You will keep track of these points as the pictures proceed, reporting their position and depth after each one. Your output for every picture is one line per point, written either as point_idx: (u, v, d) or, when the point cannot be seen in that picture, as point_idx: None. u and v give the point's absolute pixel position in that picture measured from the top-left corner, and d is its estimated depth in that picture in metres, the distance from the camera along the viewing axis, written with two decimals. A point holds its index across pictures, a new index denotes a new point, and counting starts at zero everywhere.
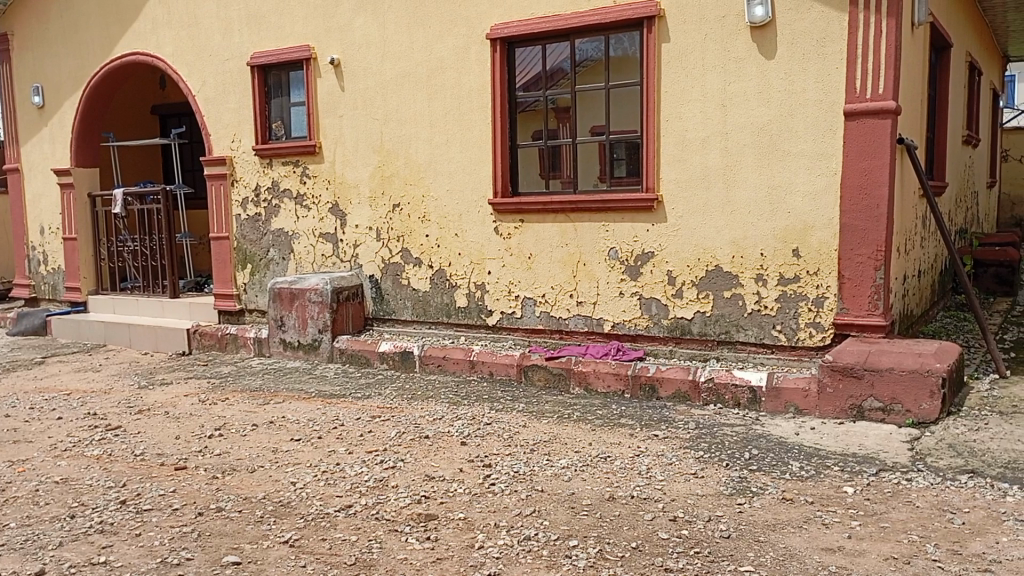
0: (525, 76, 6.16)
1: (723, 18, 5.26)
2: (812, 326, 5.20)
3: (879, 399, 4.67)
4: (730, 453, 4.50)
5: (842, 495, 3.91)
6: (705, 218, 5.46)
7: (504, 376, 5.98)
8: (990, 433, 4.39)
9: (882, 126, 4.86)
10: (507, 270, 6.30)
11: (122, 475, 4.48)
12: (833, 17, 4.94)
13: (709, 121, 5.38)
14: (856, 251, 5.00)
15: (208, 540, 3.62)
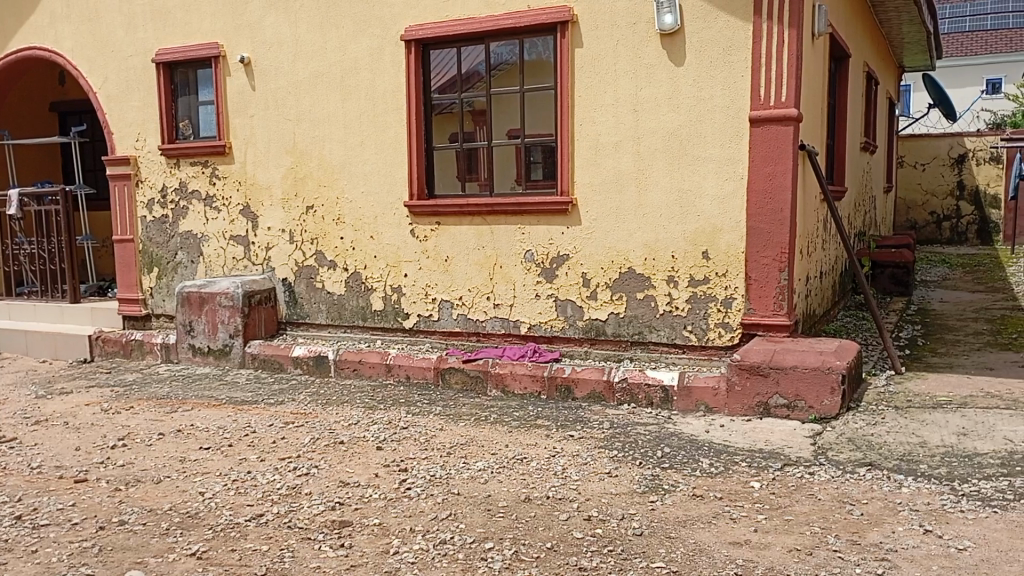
0: (440, 79, 6.15)
1: (634, 24, 5.36)
2: (720, 326, 5.35)
3: (783, 396, 4.84)
4: (642, 451, 4.59)
5: (749, 490, 4.04)
6: (619, 221, 5.56)
7: (421, 380, 5.94)
8: (886, 426, 4.60)
9: (785, 133, 5.02)
10: (423, 273, 6.27)
11: (18, 489, 4.27)
12: (737, 27, 5.09)
13: (621, 126, 5.48)
14: (761, 253, 5.16)
15: (108, 557, 3.46)
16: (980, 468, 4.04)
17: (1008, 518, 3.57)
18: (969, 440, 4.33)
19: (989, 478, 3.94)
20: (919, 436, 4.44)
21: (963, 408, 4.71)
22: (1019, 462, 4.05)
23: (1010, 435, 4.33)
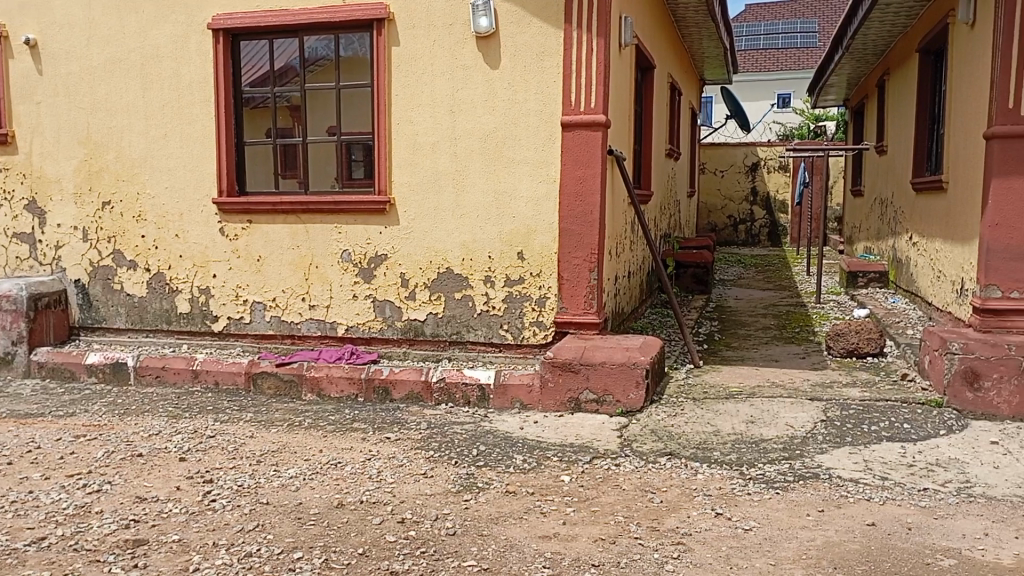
0: (251, 72, 5.92)
1: (450, 26, 5.38)
2: (535, 325, 5.48)
3: (593, 391, 5.02)
4: (458, 451, 4.61)
5: (559, 484, 4.16)
6: (437, 221, 5.56)
7: (231, 386, 5.67)
8: (685, 417, 4.89)
9: (594, 138, 5.21)
10: (234, 273, 6.00)
11: None
12: (549, 33, 5.22)
13: (438, 126, 5.48)
14: (573, 253, 5.33)
15: None
16: (765, 453, 4.38)
17: (787, 498, 3.89)
18: (756, 427, 4.69)
19: (773, 462, 4.28)
20: (713, 425, 4.76)
21: (752, 398, 5.09)
22: (798, 446, 4.43)
23: (791, 421, 4.72)
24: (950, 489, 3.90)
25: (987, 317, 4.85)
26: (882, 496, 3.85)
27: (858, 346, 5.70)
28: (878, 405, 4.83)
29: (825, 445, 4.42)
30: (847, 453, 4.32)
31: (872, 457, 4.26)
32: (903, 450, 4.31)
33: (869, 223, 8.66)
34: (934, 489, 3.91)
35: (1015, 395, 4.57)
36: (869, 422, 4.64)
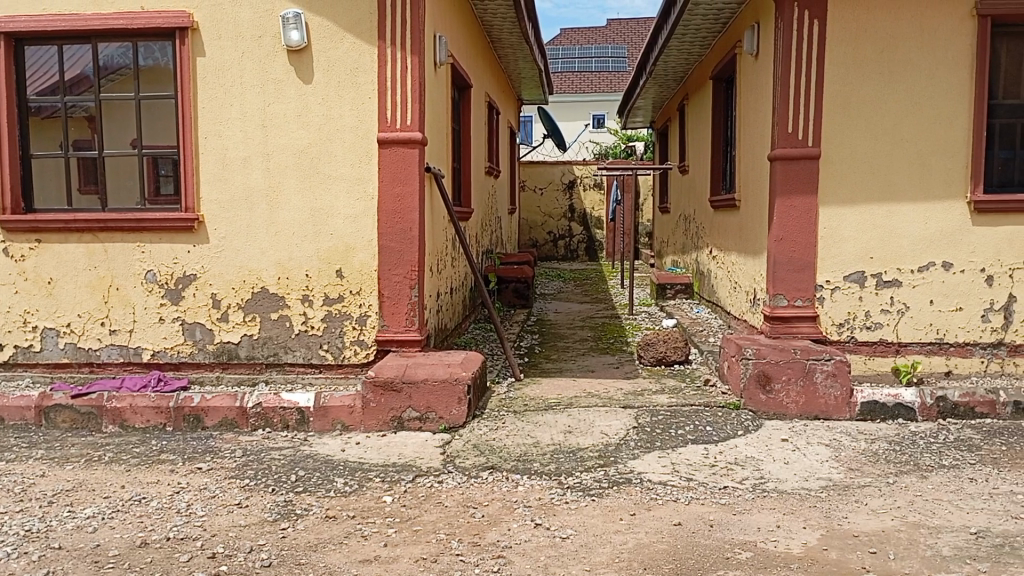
0: (38, 79, 5.46)
1: (259, 38, 5.22)
2: (356, 344, 5.39)
3: (416, 408, 5.00)
4: (275, 478, 4.44)
5: (381, 505, 4.10)
6: (250, 239, 5.36)
7: (18, 421, 5.17)
8: (506, 430, 4.98)
9: (411, 155, 5.21)
10: (21, 297, 5.49)
11: None
12: (363, 49, 5.18)
13: (249, 141, 5.29)
14: (393, 270, 5.29)
15: None
16: (582, 461, 4.54)
17: (602, 504, 4.05)
18: (573, 436, 4.85)
19: (590, 470, 4.44)
20: (533, 437, 4.87)
21: (570, 408, 5.26)
22: (612, 453, 4.62)
23: (606, 429, 4.92)
24: (747, 485, 4.20)
25: (777, 323, 5.32)
26: (688, 496, 4.09)
27: (666, 354, 6.03)
28: (685, 410, 5.13)
29: (637, 451, 4.63)
30: (657, 457, 4.55)
31: (679, 460, 4.52)
32: (706, 451, 4.60)
33: (675, 237, 9.18)
34: (733, 486, 4.20)
35: (802, 395, 4.98)
36: (676, 426, 4.91)
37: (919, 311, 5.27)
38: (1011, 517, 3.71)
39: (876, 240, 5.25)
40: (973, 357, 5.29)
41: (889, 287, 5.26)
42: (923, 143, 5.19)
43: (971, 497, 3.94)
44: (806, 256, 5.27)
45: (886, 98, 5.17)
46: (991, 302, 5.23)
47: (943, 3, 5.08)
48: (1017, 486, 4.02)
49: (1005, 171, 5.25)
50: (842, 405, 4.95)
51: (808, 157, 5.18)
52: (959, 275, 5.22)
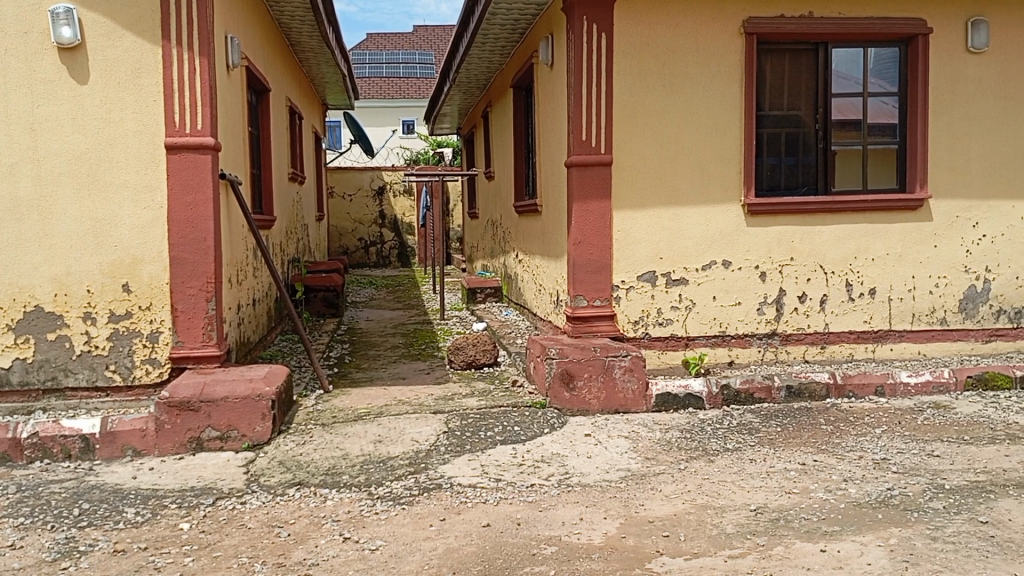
0: None
1: (24, 34, 4.77)
2: (147, 363, 5.03)
3: (215, 428, 4.75)
4: (55, 513, 4.06)
5: (177, 533, 3.85)
6: (20, 253, 4.89)
7: None
8: (313, 444, 4.84)
9: (203, 162, 4.95)
10: None
11: None
12: (145, 49, 4.87)
13: (15, 146, 4.82)
14: (187, 283, 5.00)
15: None
16: (392, 470, 4.50)
17: (412, 511, 4.03)
18: (383, 445, 4.80)
19: (399, 478, 4.41)
20: (342, 449, 4.77)
21: (379, 417, 5.19)
22: (423, 459, 4.62)
23: (416, 436, 4.90)
24: (553, 481, 4.34)
25: (578, 323, 5.54)
26: (496, 497, 4.16)
27: (475, 357, 6.11)
28: (493, 412, 5.21)
29: (447, 456, 4.66)
30: (466, 460, 4.59)
31: (488, 461, 4.58)
32: (514, 451, 4.70)
33: (484, 242, 9.33)
34: (539, 483, 4.31)
35: (603, 391, 5.21)
36: (485, 428, 4.98)
37: (704, 306, 5.66)
38: (784, 492, 4.07)
39: (665, 242, 5.59)
40: (752, 347, 5.75)
41: (678, 285, 5.62)
42: (703, 151, 5.58)
43: (751, 476, 4.27)
44: (602, 258, 5.52)
45: (668, 108, 5.52)
46: (765, 296, 5.71)
47: (714, 21, 5.50)
48: (790, 463, 4.41)
49: (773, 176, 5.75)
50: (640, 398, 5.24)
51: (601, 163, 5.43)
52: (738, 272, 5.67)
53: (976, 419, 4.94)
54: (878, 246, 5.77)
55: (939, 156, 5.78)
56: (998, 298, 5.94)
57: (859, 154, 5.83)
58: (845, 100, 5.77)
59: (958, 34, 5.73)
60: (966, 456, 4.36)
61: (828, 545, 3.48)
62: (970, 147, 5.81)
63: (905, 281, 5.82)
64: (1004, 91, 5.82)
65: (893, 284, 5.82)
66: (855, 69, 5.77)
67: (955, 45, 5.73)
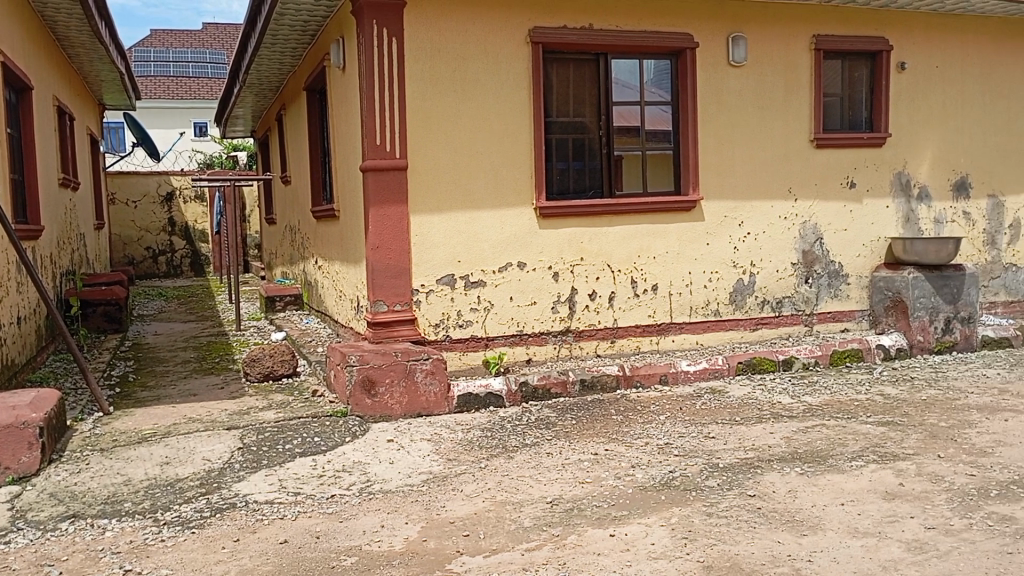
0: None
1: None
2: None
3: None
4: None
5: None
6: None
7: None
8: (90, 472, 4.47)
9: None
10: None
11: None
12: None
13: None
14: None
15: None
16: (181, 493, 4.24)
17: (202, 535, 3.80)
18: (171, 467, 4.52)
19: (189, 501, 4.16)
20: (123, 475, 4.44)
21: (166, 438, 4.89)
22: (215, 479, 4.39)
23: (207, 455, 4.66)
24: (354, 490, 4.27)
25: (378, 329, 5.50)
26: (295, 511, 4.02)
27: (272, 368, 5.90)
28: (292, 424, 5.05)
29: (242, 473, 4.45)
30: (263, 476, 4.42)
31: (286, 475, 4.43)
32: (314, 462, 4.59)
33: (282, 248, 9.03)
34: (340, 493, 4.23)
35: (405, 395, 5.21)
36: (283, 441, 4.82)
37: (502, 307, 5.80)
38: (578, 482, 4.25)
39: (461, 245, 5.67)
40: (548, 345, 5.95)
41: (476, 287, 5.72)
42: (496, 156, 5.71)
43: (547, 469, 4.43)
44: (400, 262, 5.51)
45: (461, 114, 5.61)
46: (558, 295, 5.93)
47: (501, 30, 5.64)
48: (583, 454, 4.60)
49: (562, 180, 5.99)
50: (441, 400, 5.29)
51: (395, 168, 5.42)
52: (532, 273, 5.85)
53: (746, 401, 5.41)
54: (658, 245, 6.17)
55: (708, 160, 6.26)
56: (762, 290, 6.53)
57: (639, 159, 6.20)
58: (624, 108, 6.11)
59: (721, 48, 6.24)
60: (738, 435, 4.76)
61: (616, 529, 3.67)
62: (735, 153, 6.35)
63: (683, 278, 6.26)
64: (761, 101, 6.40)
65: (672, 280, 6.24)
66: (633, 78, 6.13)
67: (718, 59, 6.24)
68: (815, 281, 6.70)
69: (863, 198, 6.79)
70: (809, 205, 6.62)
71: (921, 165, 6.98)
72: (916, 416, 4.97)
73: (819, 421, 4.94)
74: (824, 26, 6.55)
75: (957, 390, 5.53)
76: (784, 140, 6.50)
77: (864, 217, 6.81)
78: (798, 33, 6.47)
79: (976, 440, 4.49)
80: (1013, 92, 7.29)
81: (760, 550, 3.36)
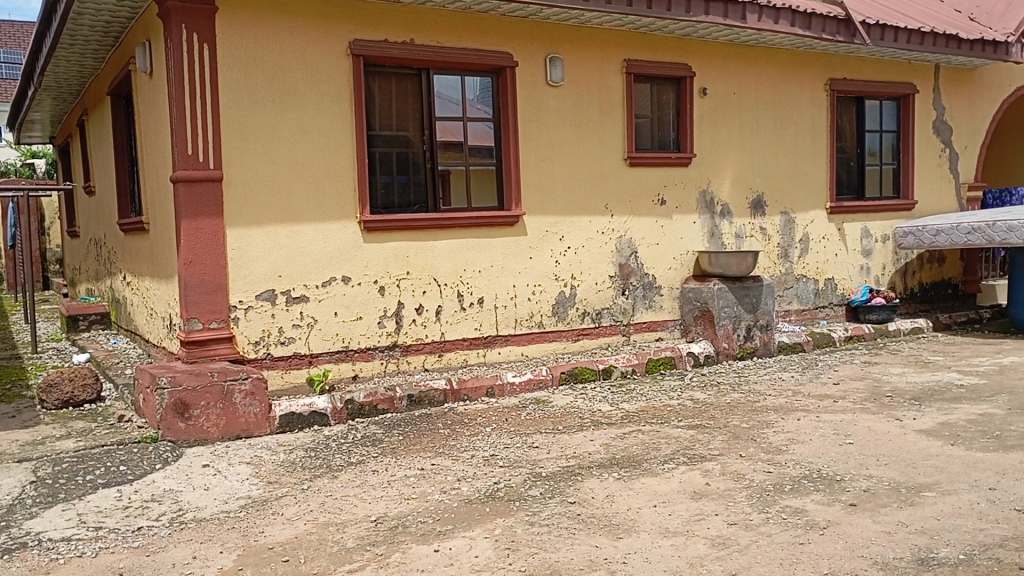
0: None
1: None
2: None
3: None
4: None
5: None
6: None
7: None
8: None
9: None
10: None
11: None
12: None
13: None
14: None
15: None
16: None
17: None
18: None
19: None
20: None
21: None
22: (3, 517, 3.98)
23: None
24: (164, 521, 4.01)
25: (192, 348, 5.23)
26: (95, 547, 3.72)
27: (73, 394, 5.46)
28: (94, 453, 4.69)
29: (35, 509, 4.07)
30: (59, 511, 4.06)
31: (86, 509, 4.09)
32: (119, 493, 4.27)
33: (87, 264, 8.41)
34: (148, 525, 3.96)
35: (222, 417, 4.98)
36: (84, 472, 4.46)
37: (326, 323, 5.67)
38: (403, 498, 4.21)
39: (282, 259, 5.50)
40: (375, 360, 5.88)
41: (298, 303, 5.56)
42: (317, 169, 5.59)
43: (372, 487, 4.36)
44: (217, 278, 5.27)
45: (279, 125, 5.45)
46: (384, 310, 5.88)
47: (321, 42, 5.54)
48: (409, 470, 4.57)
49: (386, 194, 5.95)
50: (262, 421, 5.10)
51: (210, 179, 5.20)
52: (357, 288, 5.76)
53: (569, 409, 5.58)
54: (483, 259, 6.26)
55: (529, 177, 6.44)
56: (583, 302, 6.78)
57: (463, 175, 6.26)
58: (448, 123, 6.16)
59: (540, 69, 6.44)
60: (560, 444, 4.89)
61: (441, 544, 3.66)
62: (555, 169, 6.56)
63: (507, 290, 6.38)
64: (579, 120, 6.66)
65: (498, 294, 6.34)
66: (456, 94, 6.19)
67: (538, 79, 6.43)
68: (631, 293, 7.03)
69: (673, 214, 7.21)
70: (624, 221, 6.94)
71: (723, 184, 7.51)
72: (722, 418, 5.31)
73: (635, 427, 5.18)
74: (635, 51, 6.91)
75: (757, 392, 5.97)
76: (601, 158, 6.79)
77: (674, 232, 7.23)
78: (610, 57, 6.79)
79: (773, 439, 4.86)
80: (801, 119, 7.99)
81: (579, 555, 3.46)
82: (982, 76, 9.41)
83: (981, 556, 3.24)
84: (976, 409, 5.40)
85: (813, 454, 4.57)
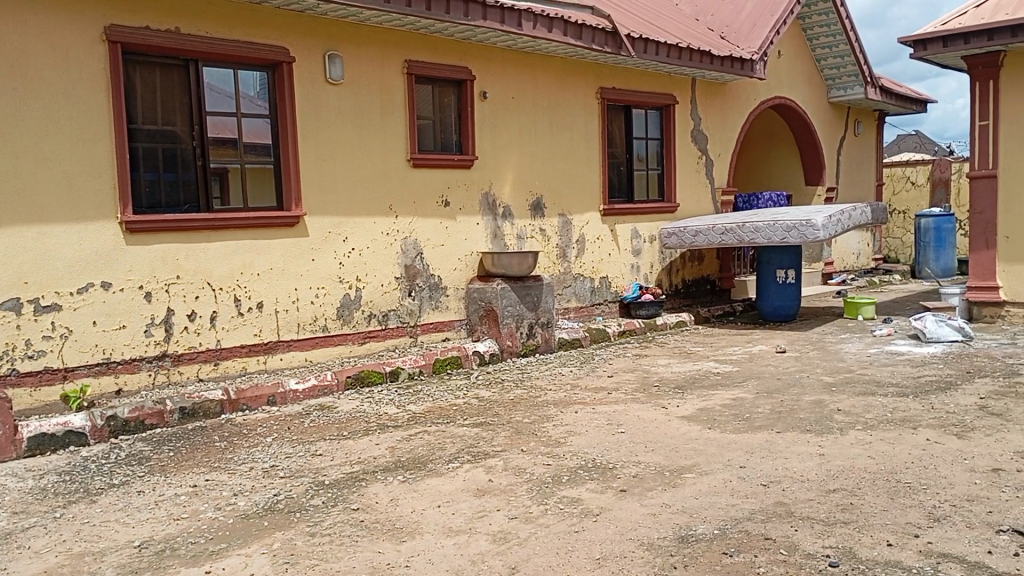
0: None
1: None
2: None
3: None
4: None
5: None
6: None
7: None
8: None
9: None
10: None
11: None
12: None
13: None
14: None
15: None
16: None
17: None
18: None
19: None
20: None
21: None
22: None
23: None
24: None
25: None
26: None
27: None
28: None
29: None
30: None
31: None
32: None
33: None
34: None
35: None
36: None
37: (83, 333, 5.19)
38: (172, 519, 3.93)
39: (28, 263, 4.98)
40: (141, 372, 5.45)
41: (49, 312, 5.05)
42: (69, 164, 5.10)
43: (137, 510, 4.03)
44: None
45: (21, 115, 4.92)
46: (152, 317, 5.48)
47: (70, 26, 5.06)
48: (180, 488, 4.28)
49: (151, 192, 5.55)
50: (6, 445, 4.57)
51: None
52: (118, 294, 5.33)
53: (354, 414, 5.48)
54: (262, 261, 6.01)
55: (309, 177, 6.25)
56: (369, 304, 6.68)
57: (238, 172, 5.98)
58: (219, 119, 5.85)
59: (318, 66, 6.28)
60: (344, 450, 4.79)
61: (213, 565, 3.45)
62: (336, 169, 6.42)
63: (288, 294, 6.16)
64: (359, 120, 6.56)
65: (278, 297, 6.11)
66: (227, 87, 5.89)
67: (315, 76, 6.26)
68: (417, 294, 7.02)
69: (456, 215, 7.29)
70: (408, 222, 6.93)
71: (505, 186, 7.70)
72: (505, 414, 5.44)
73: (420, 428, 5.17)
74: (415, 52, 6.91)
75: (538, 388, 6.18)
76: (383, 158, 6.73)
77: (458, 233, 7.32)
78: (391, 56, 6.74)
79: (551, 432, 5.04)
80: (575, 124, 8.37)
81: (360, 563, 3.40)
82: (733, 90, 10.33)
83: (733, 530, 3.54)
84: (731, 394, 5.92)
85: (588, 445, 4.79)
